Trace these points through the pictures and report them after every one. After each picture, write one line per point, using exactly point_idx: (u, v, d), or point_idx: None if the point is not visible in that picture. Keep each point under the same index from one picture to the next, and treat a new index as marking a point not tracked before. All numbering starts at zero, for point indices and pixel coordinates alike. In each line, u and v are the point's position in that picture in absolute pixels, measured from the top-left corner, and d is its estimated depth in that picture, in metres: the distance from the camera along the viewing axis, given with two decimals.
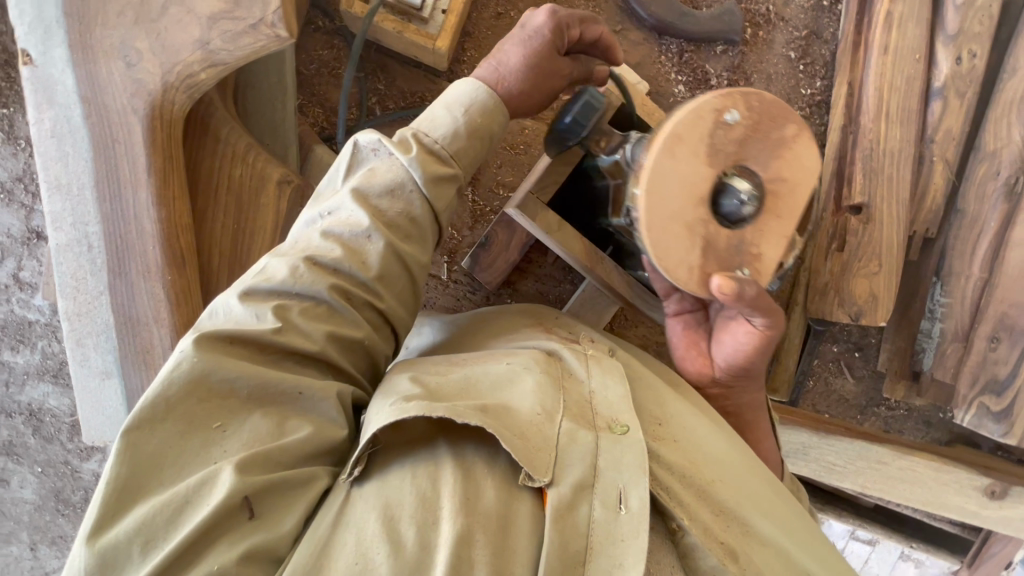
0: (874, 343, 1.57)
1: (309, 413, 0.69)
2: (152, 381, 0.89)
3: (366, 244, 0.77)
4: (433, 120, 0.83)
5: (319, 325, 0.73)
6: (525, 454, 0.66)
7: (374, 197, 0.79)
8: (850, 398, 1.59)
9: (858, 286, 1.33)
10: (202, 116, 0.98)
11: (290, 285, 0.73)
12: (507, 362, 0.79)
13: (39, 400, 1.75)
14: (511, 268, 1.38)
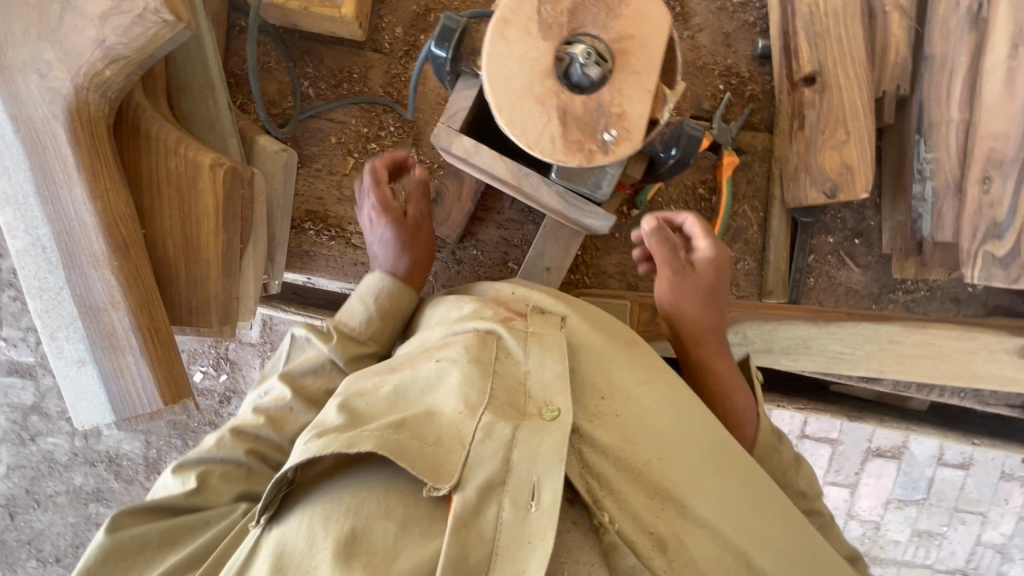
0: (875, 226, 1.45)
1: (210, 531, 0.93)
2: (121, 361, 0.97)
3: (289, 413, 1.02)
4: (351, 312, 1.13)
5: (236, 484, 0.97)
6: (428, 467, 0.75)
7: (301, 375, 1.06)
8: (860, 290, 1.47)
9: (827, 160, 1.24)
10: (133, 119, 1.06)
11: (216, 452, 0.98)
12: (436, 362, 0.89)
13: (115, 447, 2.19)
14: (469, 217, 1.40)
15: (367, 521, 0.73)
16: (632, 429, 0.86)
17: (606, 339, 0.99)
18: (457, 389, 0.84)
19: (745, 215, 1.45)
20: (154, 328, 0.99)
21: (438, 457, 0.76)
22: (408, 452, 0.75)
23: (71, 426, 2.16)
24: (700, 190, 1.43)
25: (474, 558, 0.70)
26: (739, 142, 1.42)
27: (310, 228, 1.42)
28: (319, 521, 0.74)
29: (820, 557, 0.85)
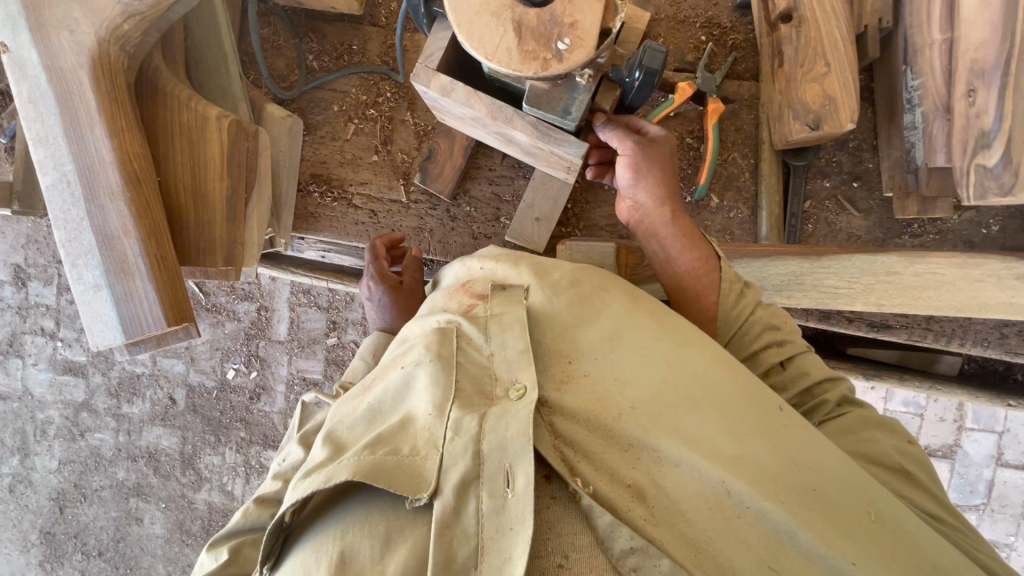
0: (873, 168, 1.42)
1: None
2: (131, 285, 1.06)
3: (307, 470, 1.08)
4: (354, 371, 1.24)
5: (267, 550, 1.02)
6: (402, 483, 0.79)
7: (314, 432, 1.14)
8: (863, 237, 1.43)
9: (808, 93, 1.24)
10: (151, 79, 1.20)
11: (245, 523, 1.03)
12: (403, 368, 0.92)
13: (155, 442, 2.27)
14: (461, 173, 1.46)
15: (353, 544, 0.78)
16: (599, 388, 0.87)
17: (568, 296, 0.96)
18: (426, 390, 0.87)
19: (735, 163, 1.45)
20: (161, 256, 1.09)
21: (411, 470, 0.80)
22: (386, 467, 0.80)
23: (116, 420, 2.28)
24: (688, 140, 1.45)
25: (460, 557, 0.74)
26: (724, 91, 1.44)
27: (314, 191, 1.52)
28: (310, 556, 0.80)
29: (824, 472, 0.80)
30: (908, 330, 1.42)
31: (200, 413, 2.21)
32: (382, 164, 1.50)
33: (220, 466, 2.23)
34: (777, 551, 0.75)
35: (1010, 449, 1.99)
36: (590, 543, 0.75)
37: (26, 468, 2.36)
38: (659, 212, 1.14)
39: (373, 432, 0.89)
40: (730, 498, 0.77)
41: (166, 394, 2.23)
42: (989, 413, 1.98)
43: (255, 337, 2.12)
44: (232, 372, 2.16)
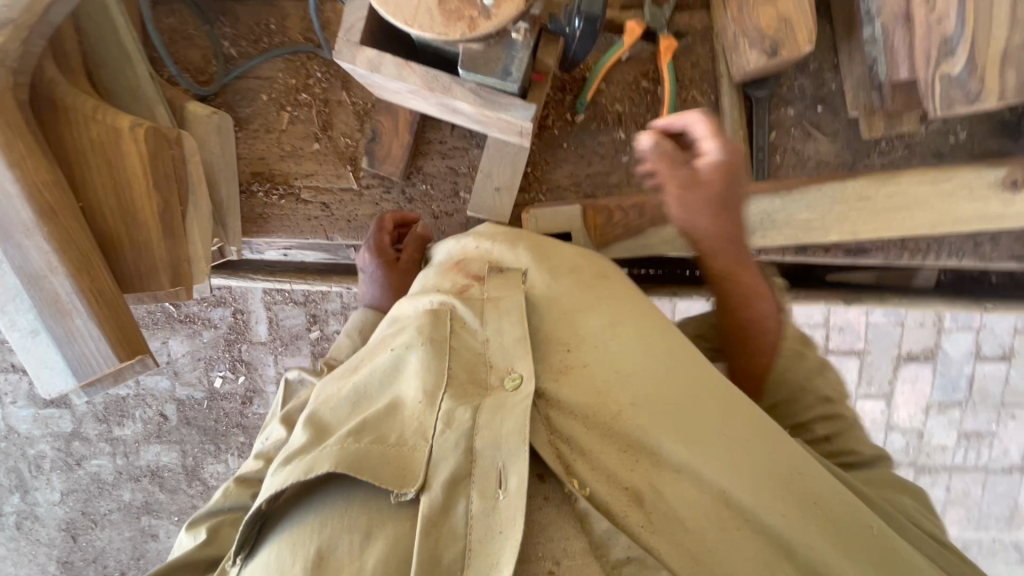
0: (836, 89, 1.36)
1: None
2: (71, 324, 0.99)
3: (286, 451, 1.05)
4: (339, 347, 1.20)
5: None
6: (390, 477, 0.74)
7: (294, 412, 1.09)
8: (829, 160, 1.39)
9: (762, 17, 1.16)
10: (47, 94, 1.08)
11: (226, 502, 1.01)
12: (393, 349, 0.87)
13: (154, 460, 2.22)
14: (411, 151, 1.38)
15: (332, 537, 0.73)
16: (602, 381, 0.82)
17: (569, 282, 0.92)
18: (417, 375, 0.83)
19: (695, 101, 1.38)
20: (98, 290, 1.01)
21: (400, 463, 0.76)
22: (371, 458, 0.75)
23: (111, 445, 2.22)
24: (643, 83, 1.37)
25: (446, 558, 0.71)
26: (675, 25, 1.35)
27: (258, 190, 1.42)
28: (286, 548, 0.74)
29: (815, 476, 0.81)
30: (884, 252, 1.41)
31: (195, 425, 2.16)
32: (325, 152, 1.40)
33: (226, 474, 2.21)
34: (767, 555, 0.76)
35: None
36: (584, 548, 0.74)
37: (29, 503, 2.32)
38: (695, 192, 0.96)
39: (359, 414, 0.83)
40: (729, 507, 0.76)
41: (156, 411, 2.17)
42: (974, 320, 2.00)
43: (236, 342, 2.05)
44: (219, 380, 2.10)
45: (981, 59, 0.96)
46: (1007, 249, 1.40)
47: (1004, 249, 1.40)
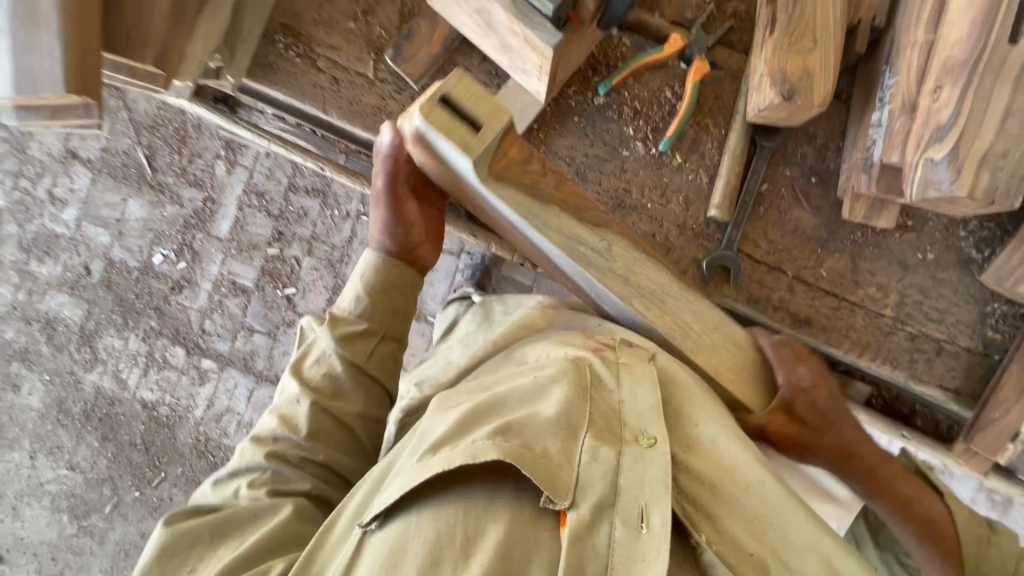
0: (834, 170, 1.44)
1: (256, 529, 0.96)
2: (36, 37, 0.97)
3: (296, 407, 1.11)
4: (344, 303, 1.19)
5: (264, 484, 1.04)
6: (548, 482, 0.76)
7: (307, 367, 1.15)
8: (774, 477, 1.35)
9: (790, 63, 1.24)
10: None
11: (243, 463, 1.08)
12: (536, 376, 0.91)
13: (54, 310, 2.27)
14: (436, 63, 1.41)
15: (479, 522, 0.76)
16: (743, 476, 0.85)
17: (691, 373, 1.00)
18: (558, 402, 0.85)
19: (706, 129, 1.44)
20: (80, 17, 1.00)
21: (552, 472, 0.77)
22: (524, 457, 0.77)
23: (21, 278, 2.27)
24: (666, 94, 1.43)
25: (590, 571, 0.72)
26: (714, 56, 1.43)
27: (280, 41, 1.43)
28: (432, 521, 0.76)
29: None
30: (825, 334, 1.44)
31: (113, 290, 2.22)
32: (356, 34, 1.43)
33: (120, 351, 2.26)
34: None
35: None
36: None
37: None
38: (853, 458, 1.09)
39: (497, 416, 0.85)
40: None
41: (83, 261, 2.23)
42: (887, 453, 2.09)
43: (193, 227, 2.15)
44: (158, 258, 2.18)
45: (963, 152, 1.02)
46: (934, 375, 1.45)
47: (931, 372, 1.45)
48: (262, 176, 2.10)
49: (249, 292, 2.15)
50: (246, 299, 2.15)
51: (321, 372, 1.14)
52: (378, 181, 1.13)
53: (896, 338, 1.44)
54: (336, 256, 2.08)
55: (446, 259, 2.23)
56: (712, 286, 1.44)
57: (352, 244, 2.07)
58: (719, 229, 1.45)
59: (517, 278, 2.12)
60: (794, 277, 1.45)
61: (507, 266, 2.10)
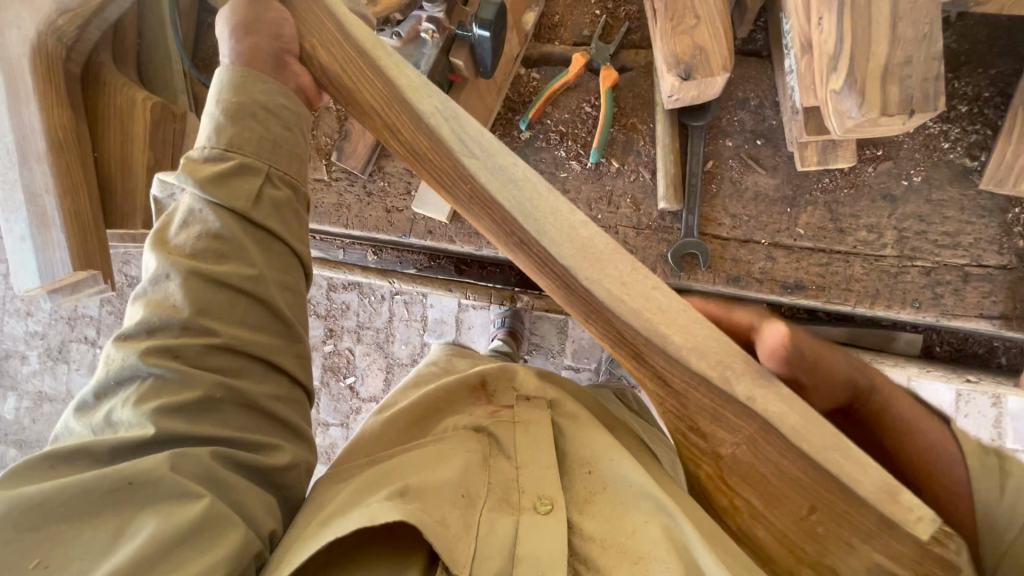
0: (777, 126, 1.38)
1: (164, 494, 0.76)
2: (47, 234, 1.22)
3: (167, 284, 0.82)
4: (204, 133, 0.86)
5: (144, 402, 0.79)
6: (446, 547, 0.79)
7: (174, 235, 0.84)
8: (887, 558, 0.69)
9: (679, 43, 1.24)
10: (94, 75, 1.40)
11: (108, 372, 0.81)
12: (437, 445, 0.95)
13: None
14: (375, 151, 1.56)
15: None
16: (645, 503, 0.85)
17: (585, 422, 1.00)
18: (458, 470, 0.89)
19: (634, 128, 1.45)
20: (75, 211, 1.25)
21: (450, 540, 0.79)
22: (429, 521, 0.79)
23: None
24: (586, 109, 1.48)
25: None
26: (621, 60, 1.47)
27: None
28: None
29: None
30: (824, 294, 1.33)
31: None
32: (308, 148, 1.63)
33: None
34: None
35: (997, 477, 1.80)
36: None
37: None
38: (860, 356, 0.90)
39: (398, 481, 0.87)
40: None
41: None
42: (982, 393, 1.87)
43: None
44: None
45: (860, 71, 0.96)
46: (971, 306, 1.27)
47: (966, 304, 1.27)
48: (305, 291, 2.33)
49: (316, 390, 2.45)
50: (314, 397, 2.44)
51: (208, 248, 0.83)
52: (285, 22, 0.80)
53: (909, 276, 1.30)
54: (382, 338, 2.34)
55: (478, 313, 2.24)
56: (684, 277, 1.40)
57: (392, 324, 2.31)
58: (676, 218, 1.43)
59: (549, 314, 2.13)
60: (770, 243, 1.37)
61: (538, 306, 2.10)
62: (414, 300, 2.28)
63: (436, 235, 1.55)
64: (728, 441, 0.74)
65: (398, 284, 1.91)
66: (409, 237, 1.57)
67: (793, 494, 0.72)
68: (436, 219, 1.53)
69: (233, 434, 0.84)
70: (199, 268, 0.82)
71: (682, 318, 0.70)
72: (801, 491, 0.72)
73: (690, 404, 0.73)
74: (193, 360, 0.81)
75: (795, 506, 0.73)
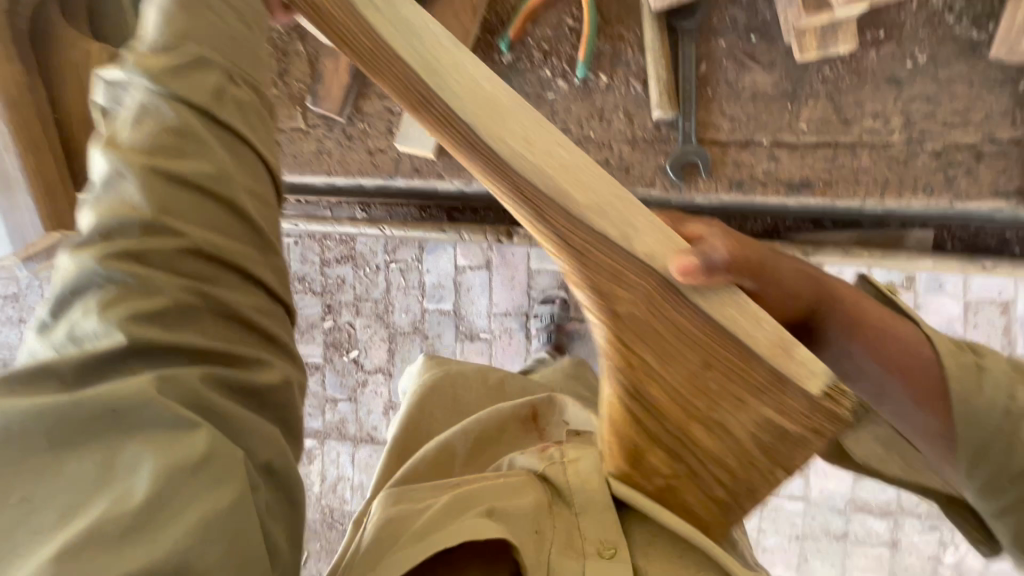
0: (772, 18, 1.30)
1: (149, 430, 0.59)
2: (13, 196, 1.18)
3: (120, 183, 0.65)
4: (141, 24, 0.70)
5: (105, 314, 0.61)
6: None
7: (125, 132, 0.67)
8: (774, 412, 0.61)
9: None
10: None
11: (65, 287, 0.64)
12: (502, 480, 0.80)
13: None
14: (351, 90, 1.48)
15: None
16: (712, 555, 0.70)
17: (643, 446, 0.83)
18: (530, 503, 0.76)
19: (620, 37, 1.37)
20: (39, 169, 1.20)
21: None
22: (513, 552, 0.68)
23: None
24: (568, 22, 1.40)
25: None
26: None
27: None
28: None
29: None
30: (832, 189, 1.28)
31: None
32: (280, 95, 1.54)
33: None
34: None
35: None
36: None
37: None
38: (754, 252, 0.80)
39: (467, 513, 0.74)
40: None
41: None
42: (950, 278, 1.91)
43: None
44: None
45: None
46: (986, 185, 1.22)
47: (980, 184, 1.22)
48: (306, 262, 2.28)
49: (322, 366, 2.41)
50: (321, 373, 2.41)
51: (169, 145, 0.66)
52: None
53: (920, 160, 1.24)
54: (381, 308, 2.29)
55: (476, 275, 2.18)
56: (686, 187, 1.35)
57: (391, 293, 2.27)
58: (672, 127, 1.36)
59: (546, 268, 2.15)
60: (772, 143, 1.31)
61: (534, 260, 2.14)
62: (410, 266, 2.24)
63: (424, 172, 1.48)
64: (625, 301, 0.60)
65: (390, 230, 1.80)
66: (396, 177, 1.50)
67: (688, 350, 0.61)
68: (422, 156, 1.46)
69: (221, 348, 0.67)
70: (155, 164, 0.65)
71: (581, 176, 0.55)
72: (692, 348, 0.60)
73: (587, 268, 0.59)
74: (162, 265, 0.64)
75: (686, 360, 0.61)
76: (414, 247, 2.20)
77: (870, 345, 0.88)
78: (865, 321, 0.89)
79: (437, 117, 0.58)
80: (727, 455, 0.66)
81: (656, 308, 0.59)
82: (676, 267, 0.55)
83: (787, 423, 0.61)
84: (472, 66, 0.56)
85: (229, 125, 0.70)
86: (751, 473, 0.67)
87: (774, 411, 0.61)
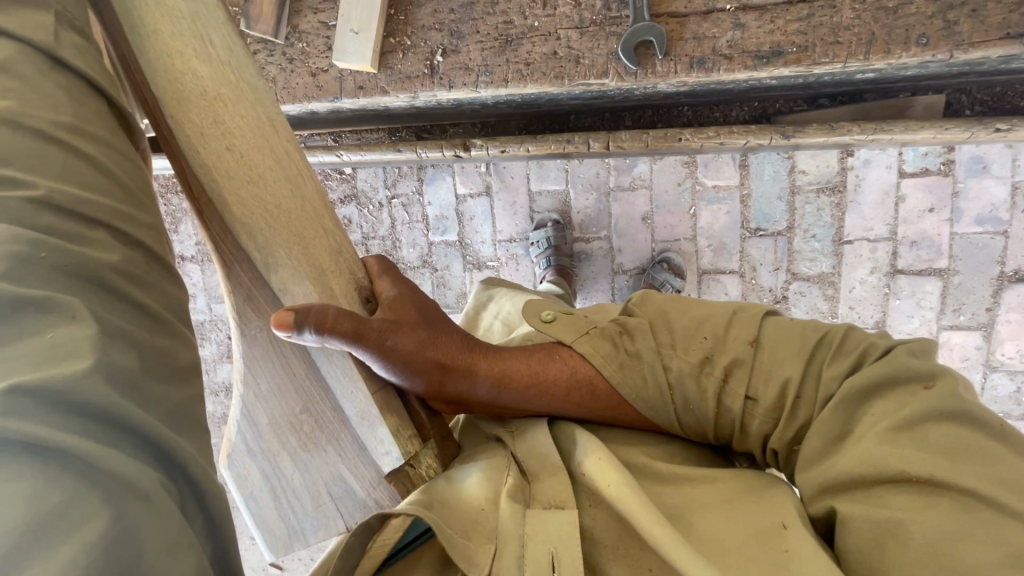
0: None
1: (47, 412, 0.40)
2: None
3: (51, 111, 0.51)
4: None
5: (26, 248, 0.44)
6: (458, 550, 0.60)
7: (47, 63, 0.53)
8: (349, 473, 0.76)
9: None
10: None
11: (40, 209, 0.47)
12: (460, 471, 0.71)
13: None
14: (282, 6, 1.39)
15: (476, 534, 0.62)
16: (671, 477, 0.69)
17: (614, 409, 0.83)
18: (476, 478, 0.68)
19: None
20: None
21: (469, 540, 0.61)
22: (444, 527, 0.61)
23: None
24: None
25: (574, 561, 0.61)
26: None
27: None
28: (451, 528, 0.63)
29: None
30: (807, 55, 1.11)
31: None
32: None
33: None
34: (965, 430, 0.58)
35: (1015, 253, 1.62)
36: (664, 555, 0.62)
37: None
38: (408, 335, 0.73)
39: (424, 497, 0.66)
40: None
41: None
42: (995, 155, 1.58)
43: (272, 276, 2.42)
44: None
45: None
46: (994, 27, 1.02)
47: (986, 28, 1.03)
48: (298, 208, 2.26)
49: None
50: None
51: (80, 105, 0.54)
52: None
53: (913, 6, 1.06)
54: (389, 245, 2.06)
55: (477, 203, 1.96)
56: (642, 73, 1.20)
57: (396, 230, 2.03)
58: (624, 3, 1.21)
59: (548, 188, 1.89)
60: (737, 8, 1.14)
61: (534, 178, 1.90)
62: (410, 201, 2.01)
63: (368, 89, 1.38)
64: (255, 322, 0.73)
65: (347, 156, 1.67)
66: (341, 99, 1.41)
67: (297, 388, 0.76)
68: (363, 71, 1.37)
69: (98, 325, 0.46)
70: (54, 109, 0.51)
71: (245, 194, 0.66)
72: (297, 390, 0.76)
73: (231, 281, 0.71)
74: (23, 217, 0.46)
75: (293, 399, 0.76)
76: (412, 177, 1.99)
77: (522, 402, 0.77)
78: (508, 381, 0.77)
79: (148, 103, 0.65)
80: (306, 494, 0.79)
81: (279, 351, 0.75)
82: (275, 324, 0.66)
83: (355, 481, 0.76)
84: (187, 56, 0.64)
85: (79, 65, 0.55)
86: (319, 511, 0.79)
87: (348, 468, 0.76)
